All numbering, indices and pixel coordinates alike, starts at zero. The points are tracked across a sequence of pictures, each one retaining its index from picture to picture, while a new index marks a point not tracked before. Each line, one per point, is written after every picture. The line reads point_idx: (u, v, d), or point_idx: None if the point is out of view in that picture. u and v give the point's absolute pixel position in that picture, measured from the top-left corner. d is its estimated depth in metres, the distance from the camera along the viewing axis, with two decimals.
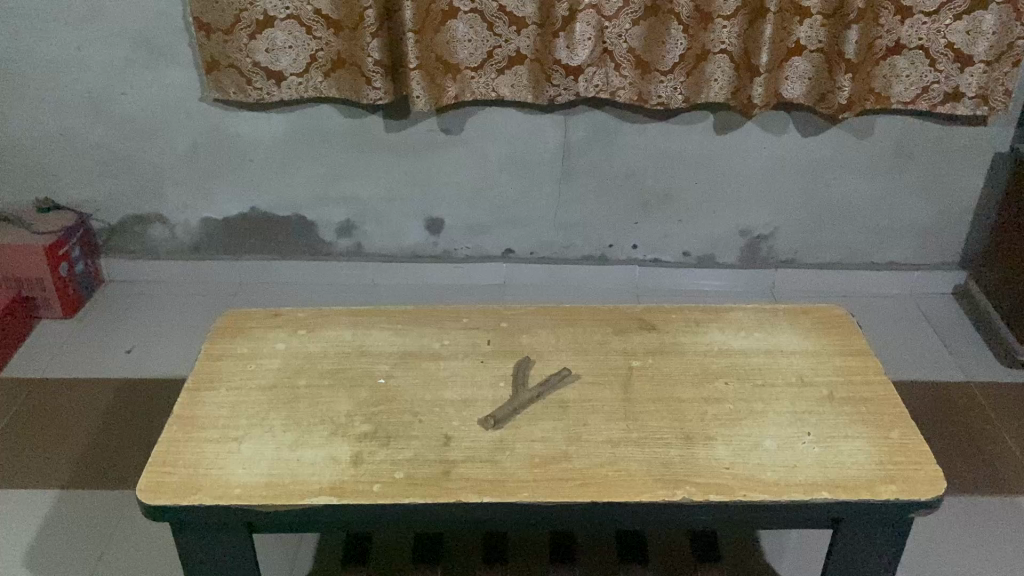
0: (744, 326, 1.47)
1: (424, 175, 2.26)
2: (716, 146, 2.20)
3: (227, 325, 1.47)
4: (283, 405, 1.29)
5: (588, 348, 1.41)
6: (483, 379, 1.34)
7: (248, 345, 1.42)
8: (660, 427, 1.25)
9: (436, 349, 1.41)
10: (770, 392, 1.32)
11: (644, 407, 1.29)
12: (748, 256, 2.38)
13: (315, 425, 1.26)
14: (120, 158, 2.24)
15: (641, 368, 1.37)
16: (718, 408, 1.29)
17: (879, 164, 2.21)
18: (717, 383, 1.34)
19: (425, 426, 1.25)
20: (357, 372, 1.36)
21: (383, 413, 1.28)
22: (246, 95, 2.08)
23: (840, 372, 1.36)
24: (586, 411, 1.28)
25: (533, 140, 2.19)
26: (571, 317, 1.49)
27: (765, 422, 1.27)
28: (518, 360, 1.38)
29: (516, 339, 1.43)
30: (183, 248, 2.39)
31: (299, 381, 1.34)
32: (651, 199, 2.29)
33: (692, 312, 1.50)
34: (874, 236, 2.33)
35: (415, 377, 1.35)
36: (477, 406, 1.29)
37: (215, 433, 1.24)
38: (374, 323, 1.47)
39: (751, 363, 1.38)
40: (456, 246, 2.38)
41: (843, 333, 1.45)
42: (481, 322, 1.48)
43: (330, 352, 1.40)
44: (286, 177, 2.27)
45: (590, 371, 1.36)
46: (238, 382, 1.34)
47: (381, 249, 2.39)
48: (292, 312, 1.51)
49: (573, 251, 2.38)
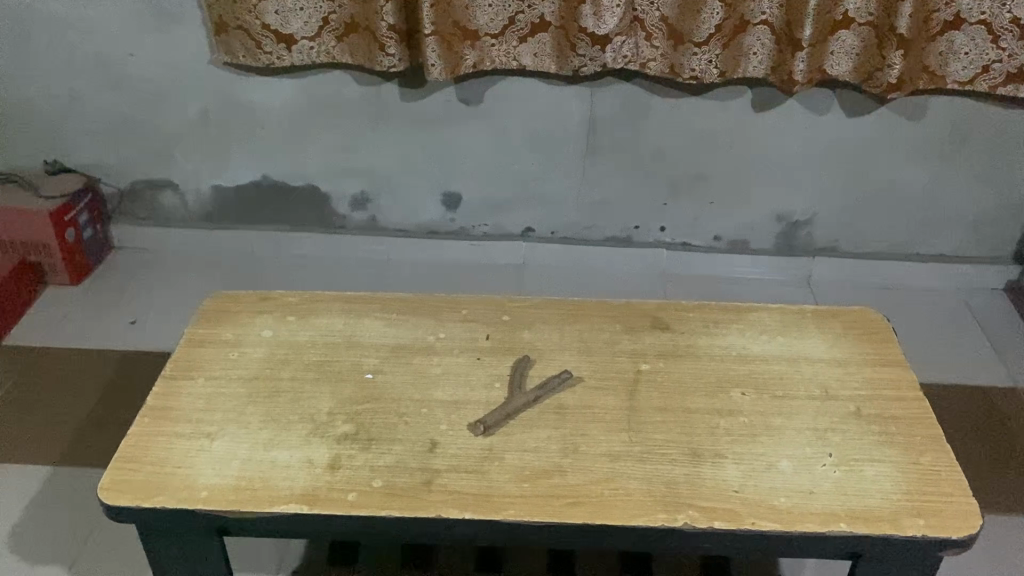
0: (767, 329, 1.35)
1: (442, 148, 2.15)
2: (753, 125, 2.05)
3: (213, 307, 1.39)
4: (264, 399, 1.21)
5: (594, 349, 1.30)
6: (477, 379, 1.25)
7: (232, 331, 1.34)
8: (666, 441, 1.15)
9: (431, 343, 1.31)
10: (791, 405, 1.21)
11: (649, 417, 1.18)
12: (784, 243, 2.24)
13: (294, 423, 1.17)
14: (130, 122, 2.16)
15: (650, 372, 1.26)
16: (731, 422, 1.18)
17: (930, 149, 2.05)
18: (732, 393, 1.23)
19: (411, 430, 1.16)
20: (344, 367, 1.27)
21: (367, 414, 1.19)
22: (255, 60, 1.98)
23: (873, 386, 1.24)
24: (586, 420, 1.18)
25: (557, 114, 2.07)
26: (578, 312, 1.38)
27: (781, 440, 1.15)
28: (517, 359, 1.28)
29: (517, 335, 1.33)
30: (195, 216, 2.32)
31: (282, 374, 1.26)
32: (681, 180, 2.15)
33: (711, 310, 1.38)
34: (920, 225, 2.18)
35: (404, 374, 1.26)
36: (467, 409, 1.19)
37: (187, 428, 1.17)
38: (368, 311, 1.38)
39: (771, 371, 1.26)
40: (475, 223, 2.28)
41: (875, 341, 1.32)
42: (482, 313, 1.37)
43: (317, 342, 1.32)
44: (298, 146, 2.18)
45: (596, 374, 1.26)
46: (217, 372, 1.26)
47: (396, 223, 2.30)
48: (282, 295, 1.42)
49: (597, 232, 2.27)
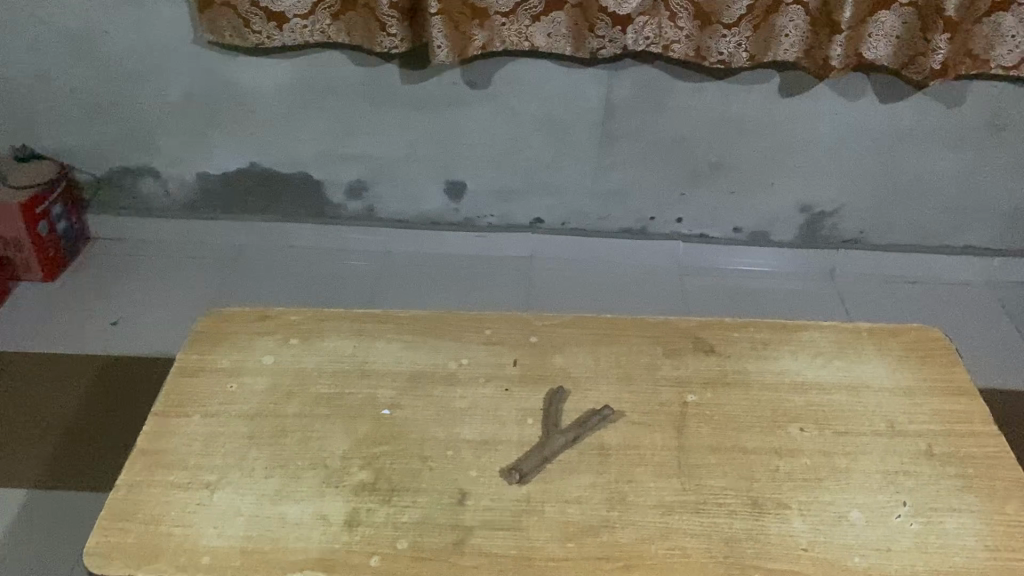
0: (821, 351, 1.23)
1: (446, 134, 2.00)
2: (781, 111, 1.91)
3: (207, 328, 1.25)
4: (269, 441, 1.08)
5: (634, 376, 1.18)
6: (506, 414, 1.12)
7: (229, 357, 1.20)
8: (722, 489, 1.03)
9: (453, 370, 1.18)
10: (856, 443, 1.09)
11: (702, 459, 1.06)
12: (807, 235, 2.12)
13: (305, 471, 1.04)
14: (106, 104, 1.99)
15: (698, 404, 1.14)
16: (792, 465, 1.06)
17: (967, 137, 1.93)
18: (790, 429, 1.11)
19: (437, 478, 1.04)
20: (357, 400, 1.14)
21: (386, 458, 1.06)
22: (243, 39, 1.81)
23: (944, 420, 1.12)
24: (631, 463, 1.06)
25: (570, 98, 1.92)
26: (612, 331, 1.25)
27: (849, 486, 1.04)
28: (549, 390, 1.15)
29: (548, 360, 1.20)
30: (178, 205, 2.16)
31: (288, 409, 1.12)
32: (701, 168, 2.02)
33: (758, 330, 1.26)
34: (952, 217, 2.06)
35: (425, 408, 1.13)
36: (498, 452, 1.07)
37: (184, 477, 1.03)
38: (381, 332, 1.24)
39: (831, 402, 1.15)
40: (480, 213, 2.14)
41: (940, 365, 1.21)
42: (507, 334, 1.24)
43: (325, 370, 1.18)
44: (290, 131, 2.02)
45: (638, 406, 1.13)
46: (215, 408, 1.12)
47: (395, 214, 2.15)
48: (283, 312, 1.28)
49: (610, 223, 2.13)
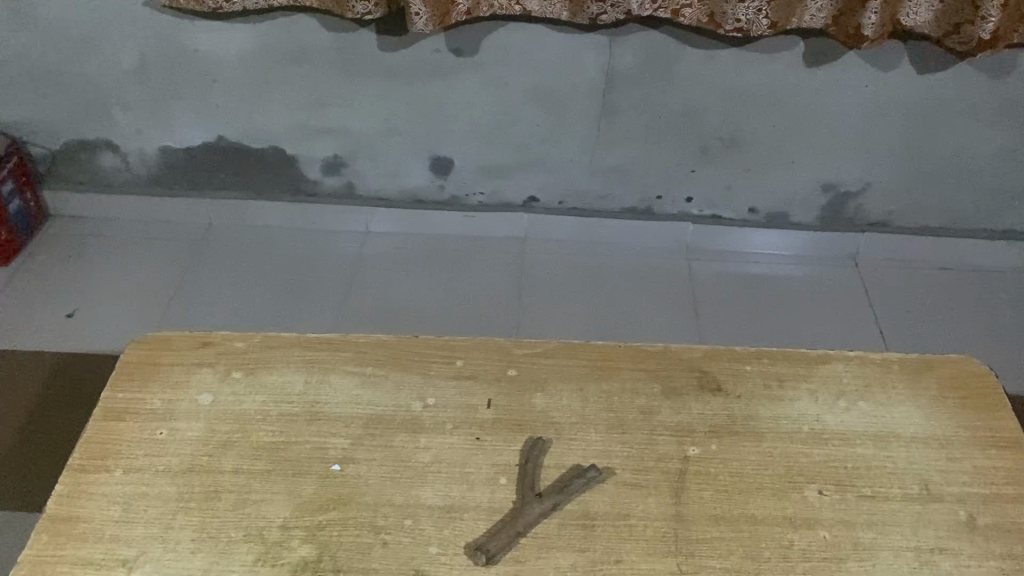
0: (845, 390, 1.06)
1: (429, 106, 1.80)
2: (804, 82, 1.71)
3: (138, 359, 1.09)
4: (198, 505, 0.93)
5: (626, 423, 1.02)
6: (476, 471, 0.96)
7: (162, 396, 1.04)
8: (725, 573, 0.87)
9: (418, 413, 1.02)
10: (884, 511, 0.93)
11: (702, 533, 0.91)
12: (829, 216, 1.94)
13: (236, 545, 0.89)
14: (55, 73, 1.80)
15: (700, 460, 0.98)
16: (809, 539, 0.90)
17: (1011, 112, 1.72)
18: (807, 491, 0.95)
19: (391, 556, 0.89)
20: (304, 452, 0.98)
21: (332, 529, 0.91)
22: (198, 3, 1.61)
23: (989, 481, 0.96)
24: (619, 538, 0.90)
25: (567, 67, 1.72)
26: (604, 363, 1.09)
27: (875, 567, 0.88)
28: (526, 440, 0.99)
29: (527, 400, 1.04)
30: (141, 181, 1.99)
31: (223, 465, 0.97)
32: (713, 144, 1.82)
33: (773, 363, 1.09)
34: (989, 198, 1.87)
35: (382, 462, 0.97)
36: (463, 522, 0.92)
37: (97, 552, 0.88)
38: (337, 363, 1.08)
39: (855, 457, 0.98)
40: (469, 191, 1.96)
41: (983, 407, 1.04)
42: (481, 367, 1.07)
43: (269, 412, 1.02)
44: (258, 102, 1.83)
45: (630, 462, 0.97)
46: (140, 462, 0.97)
47: (377, 191, 1.97)
48: (227, 338, 1.12)
49: (612, 202, 1.95)
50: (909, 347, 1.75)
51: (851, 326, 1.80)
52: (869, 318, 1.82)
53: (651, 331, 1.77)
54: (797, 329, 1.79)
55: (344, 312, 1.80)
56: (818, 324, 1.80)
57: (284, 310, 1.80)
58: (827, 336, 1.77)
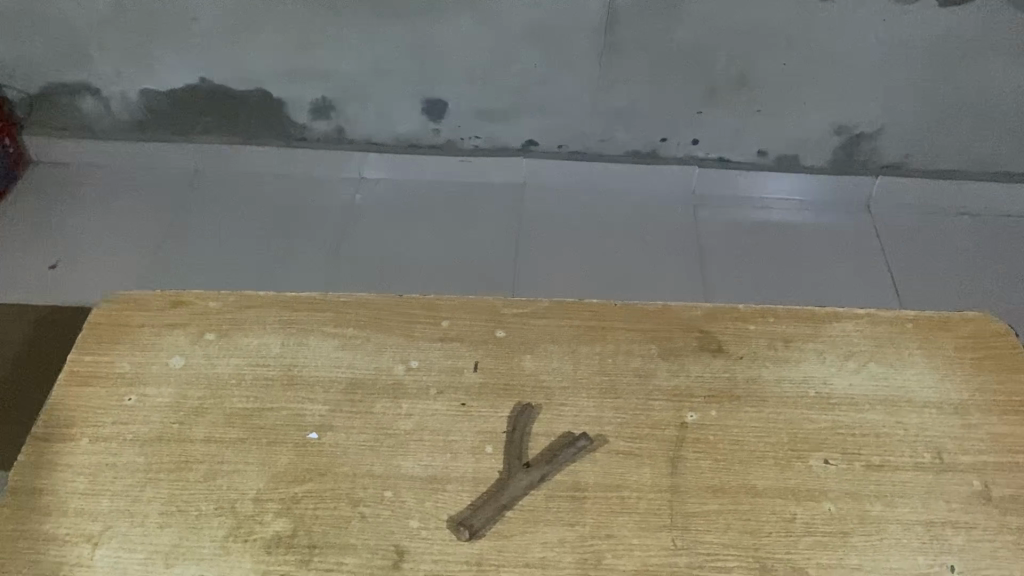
0: (855, 351, 1.00)
1: (421, 45, 1.71)
2: (817, 17, 1.61)
3: (108, 319, 1.03)
4: (168, 476, 0.88)
5: (621, 387, 0.96)
6: (461, 440, 0.91)
7: (132, 359, 0.99)
8: (723, 548, 0.83)
9: (401, 377, 0.96)
10: (893, 481, 0.88)
11: (699, 505, 0.86)
12: (841, 159, 1.85)
13: (207, 519, 0.85)
14: (28, 12, 1.71)
15: (698, 427, 0.92)
16: (812, 512, 0.85)
17: None
18: (811, 461, 0.89)
19: (369, 530, 0.84)
20: (279, 419, 0.93)
21: (308, 502, 0.86)
22: None
23: (1007, 449, 0.90)
24: (611, 510, 0.85)
25: (566, 2, 1.62)
26: (599, 323, 1.02)
27: (882, 542, 0.83)
28: (514, 406, 0.94)
29: (516, 363, 0.98)
30: (125, 126, 1.91)
31: (195, 433, 0.92)
32: (720, 84, 1.73)
33: (779, 322, 1.03)
34: (1011, 138, 1.78)
35: (362, 430, 0.92)
36: (447, 494, 0.87)
37: (61, 527, 0.84)
38: (316, 324, 1.02)
39: (863, 423, 0.93)
40: (465, 135, 1.88)
41: (1001, 368, 0.98)
42: (468, 328, 1.01)
43: (244, 377, 0.97)
44: (242, 42, 1.74)
45: (624, 429, 0.92)
46: (108, 430, 0.92)
47: (369, 135, 1.89)
48: (202, 297, 1.06)
49: (614, 145, 1.87)
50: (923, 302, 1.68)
51: (863, 279, 1.73)
52: (882, 269, 1.75)
53: (654, 284, 1.70)
54: (806, 281, 1.72)
55: (336, 263, 1.74)
56: (829, 276, 1.73)
57: (273, 262, 1.74)
58: (837, 289, 1.70)
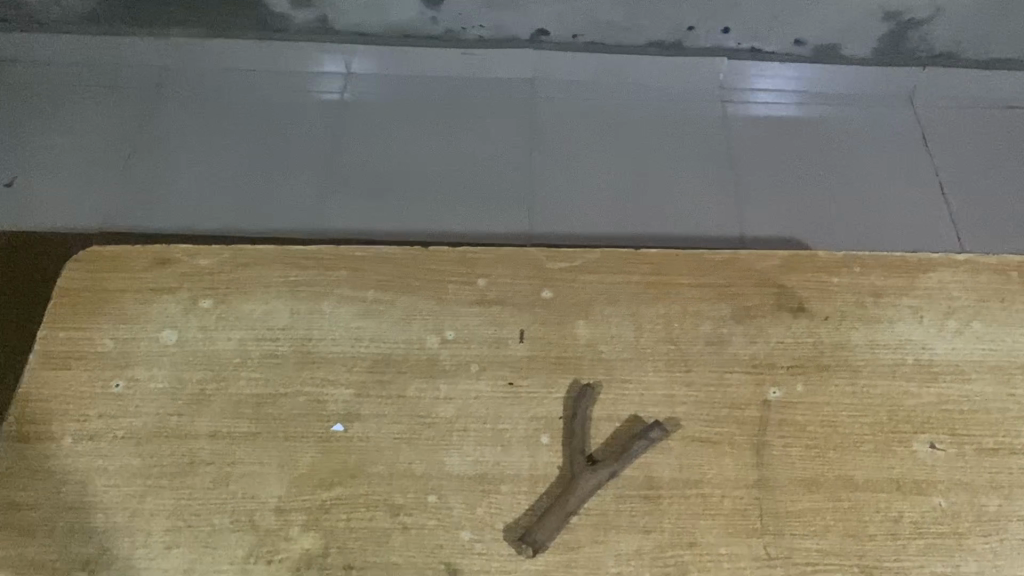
0: (955, 308, 0.86)
1: None
2: None
3: (82, 284, 0.87)
4: (170, 483, 0.75)
5: (692, 357, 0.82)
6: (512, 430, 0.78)
7: (115, 334, 0.84)
8: (824, 557, 0.72)
9: (435, 352, 0.82)
10: (1010, 469, 0.77)
11: (792, 503, 0.75)
12: (886, 47, 1.67)
13: (223, 536, 0.73)
14: None
15: (784, 406, 0.80)
16: (921, 509, 0.75)
17: None
18: (916, 445, 0.78)
19: (413, 545, 0.72)
20: (297, 408, 0.79)
21: (339, 511, 0.74)
22: None
23: None
24: (692, 513, 0.74)
25: None
26: (660, 277, 0.87)
27: (1001, 545, 0.73)
28: (571, 385, 0.80)
29: (569, 331, 0.84)
30: (75, 15, 1.66)
31: (198, 427, 0.78)
32: None
33: (867, 272, 0.88)
34: None
35: (395, 419, 0.79)
36: (501, 498, 0.75)
37: (51, 552, 0.72)
38: (329, 286, 0.87)
39: (972, 398, 0.81)
40: (467, 23, 1.66)
41: None
42: (509, 287, 0.86)
43: (250, 356, 0.82)
44: None
45: (699, 411, 0.79)
46: (94, 426, 0.78)
47: (358, 24, 1.67)
48: (191, 252, 0.89)
49: (636, 34, 1.66)
50: (973, 218, 1.56)
51: (910, 195, 1.58)
52: (930, 184, 1.60)
53: (682, 211, 1.54)
54: (848, 203, 1.56)
55: (333, 180, 1.56)
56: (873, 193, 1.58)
57: (259, 182, 1.55)
58: (882, 213, 1.55)
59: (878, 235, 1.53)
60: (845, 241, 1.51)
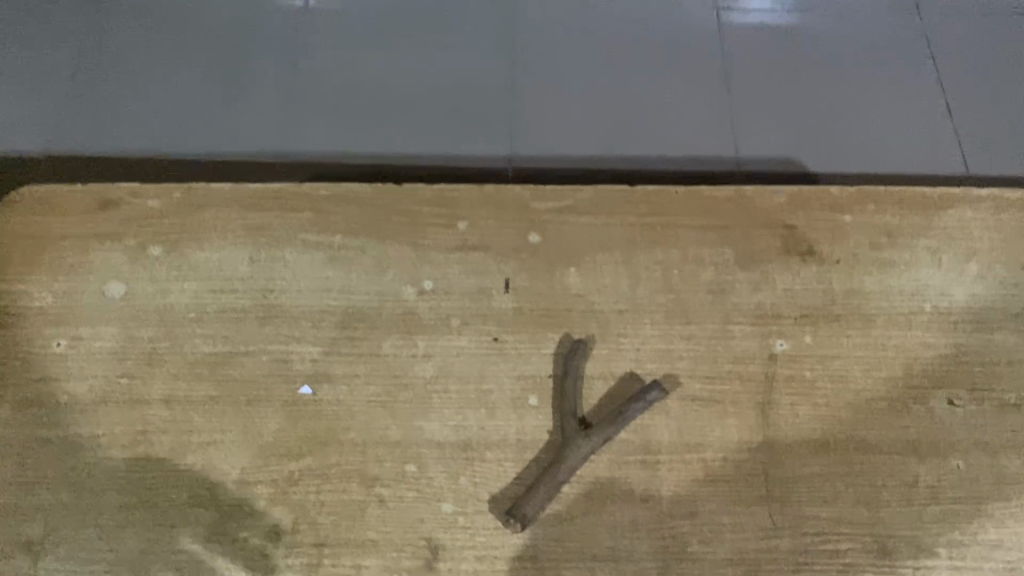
0: (976, 249, 0.79)
1: None
2: None
3: (17, 232, 0.78)
4: (122, 455, 0.69)
5: (692, 309, 0.75)
6: (497, 392, 0.71)
7: (55, 289, 0.75)
8: (836, 524, 0.67)
9: (412, 305, 0.75)
10: None
11: (802, 467, 0.69)
12: None
13: (181, 513, 0.67)
14: None
15: (792, 361, 0.73)
16: (939, 471, 0.70)
17: None
18: (934, 401, 0.72)
19: (391, 520, 0.67)
20: (259, 369, 0.72)
21: (309, 484, 0.68)
22: None
23: None
24: (693, 479, 0.69)
25: None
26: (658, 220, 0.79)
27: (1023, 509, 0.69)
28: (562, 341, 0.73)
29: (558, 280, 0.76)
30: None
31: (151, 392, 0.71)
32: None
33: (881, 210, 0.80)
34: None
35: (368, 380, 0.72)
36: (486, 467, 0.69)
37: None
38: (292, 232, 0.78)
39: (994, 348, 0.75)
40: None
41: None
42: (492, 231, 0.78)
43: (206, 311, 0.75)
44: None
45: (700, 368, 0.73)
46: (35, 393, 0.71)
47: None
48: (136, 191, 0.80)
49: None
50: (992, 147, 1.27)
51: (920, 110, 1.30)
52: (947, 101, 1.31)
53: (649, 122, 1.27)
54: (848, 117, 1.28)
55: (231, 86, 1.27)
56: (885, 100, 1.30)
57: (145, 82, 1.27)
58: (887, 133, 1.27)
59: (880, 157, 1.25)
60: (836, 163, 1.24)
